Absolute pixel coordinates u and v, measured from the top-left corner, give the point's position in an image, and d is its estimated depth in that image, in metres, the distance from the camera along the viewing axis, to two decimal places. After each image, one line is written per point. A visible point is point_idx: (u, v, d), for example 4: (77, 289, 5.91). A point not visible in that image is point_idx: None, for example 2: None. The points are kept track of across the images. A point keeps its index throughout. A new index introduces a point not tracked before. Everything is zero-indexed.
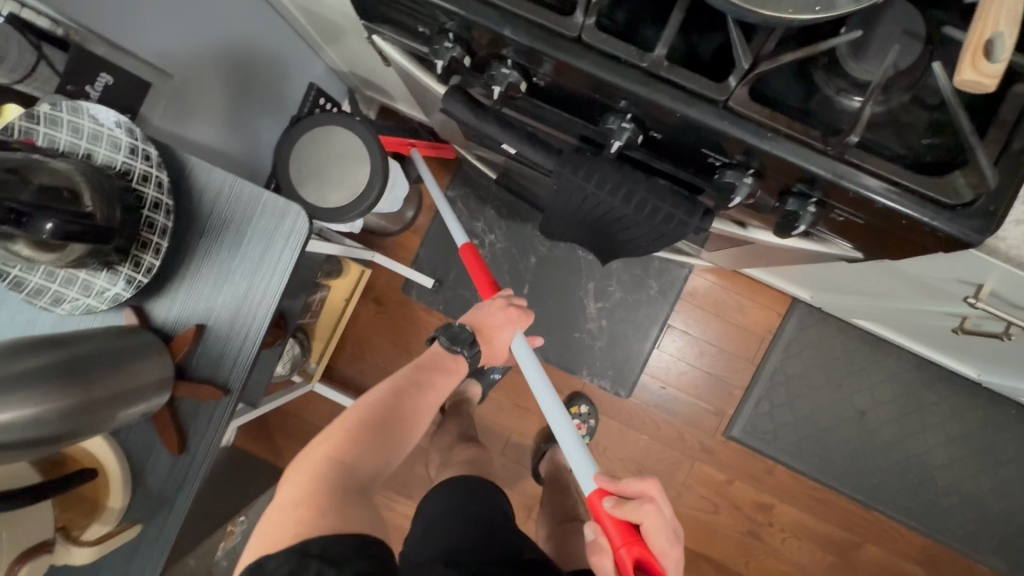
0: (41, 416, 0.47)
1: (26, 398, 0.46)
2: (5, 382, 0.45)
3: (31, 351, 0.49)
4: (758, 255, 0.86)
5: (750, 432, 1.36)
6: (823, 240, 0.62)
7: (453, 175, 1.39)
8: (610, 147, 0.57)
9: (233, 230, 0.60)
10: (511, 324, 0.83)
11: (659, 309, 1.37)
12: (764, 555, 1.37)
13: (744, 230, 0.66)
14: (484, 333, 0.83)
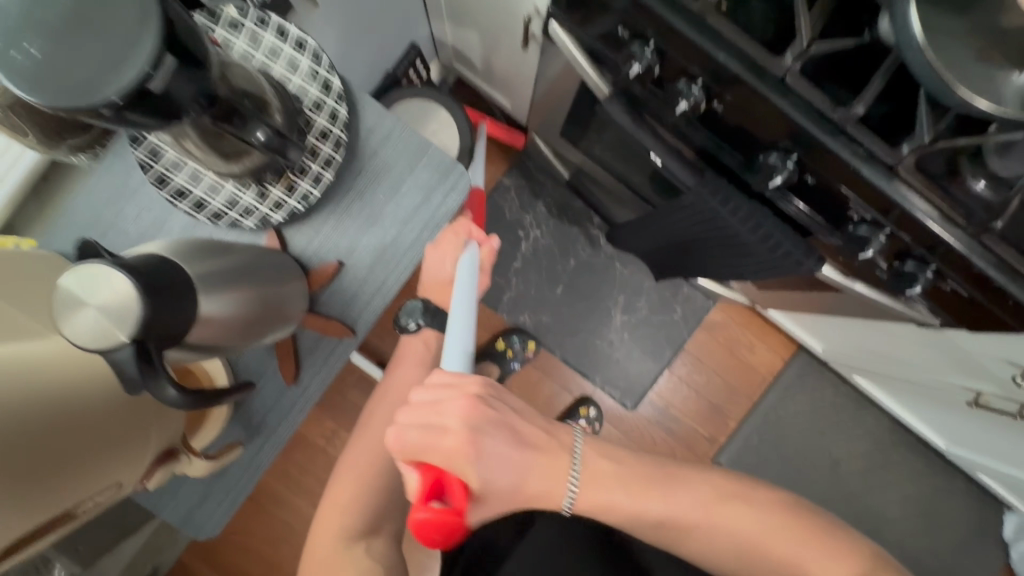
0: (234, 318, 0.45)
1: (226, 297, 0.44)
2: (214, 279, 0.44)
3: (219, 254, 0.47)
4: (815, 302, 0.94)
5: (736, 461, 1.45)
6: (910, 301, 0.70)
7: (512, 164, 1.41)
8: (767, 181, 0.62)
9: (393, 176, 0.61)
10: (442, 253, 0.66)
11: (678, 333, 1.45)
12: None
13: (845, 280, 0.72)
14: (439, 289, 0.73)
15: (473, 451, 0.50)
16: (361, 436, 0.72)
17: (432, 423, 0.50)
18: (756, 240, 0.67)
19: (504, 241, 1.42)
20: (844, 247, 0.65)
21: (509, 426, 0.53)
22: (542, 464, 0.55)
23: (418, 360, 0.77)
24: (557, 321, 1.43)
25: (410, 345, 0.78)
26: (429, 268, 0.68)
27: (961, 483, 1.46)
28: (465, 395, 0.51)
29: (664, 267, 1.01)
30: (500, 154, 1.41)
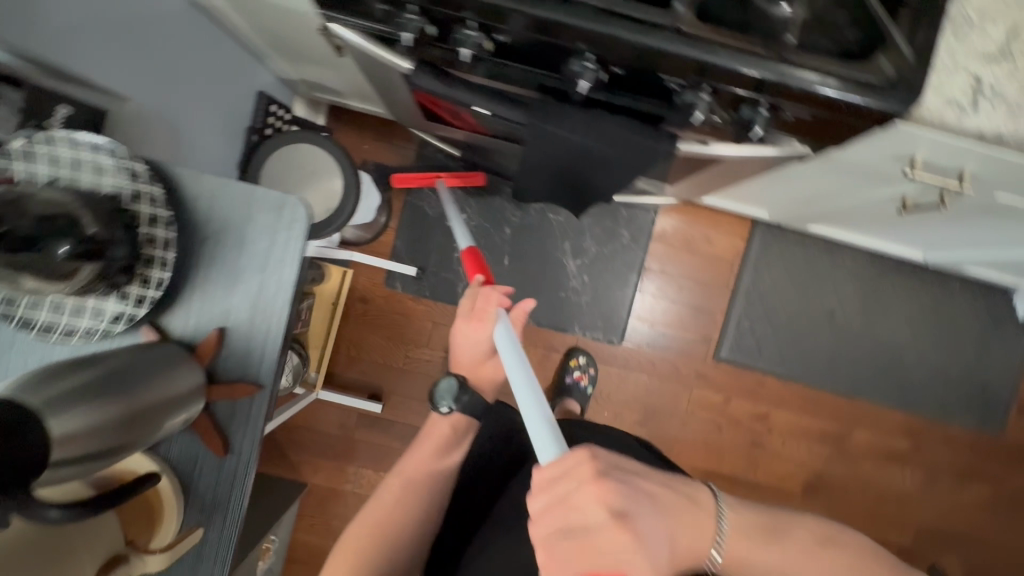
0: (98, 428, 0.47)
1: (78, 413, 0.46)
2: (60, 400, 0.45)
3: (73, 371, 0.49)
4: (718, 174, 0.92)
5: (737, 350, 1.46)
6: (777, 142, 0.68)
7: (413, 162, 1.41)
8: (578, 88, 0.62)
9: (234, 231, 0.62)
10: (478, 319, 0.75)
11: (634, 255, 1.45)
12: (769, 459, 1.48)
13: (708, 147, 0.71)
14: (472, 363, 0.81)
15: (631, 536, 0.44)
16: (387, 505, 0.75)
17: (574, 525, 0.44)
18: (604, 147, 0.67)
19: (438, 238, 1.42)
20: (679, 121, 0.64)
21: (643, 493, 0.49)
22: (681, 521, 0.56)
23: (441, 439, 0.81)
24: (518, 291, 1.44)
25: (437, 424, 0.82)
26: (467, 343, 0.78)
27: (957, 283, 1.45)
28: (594, 480, 0.44)
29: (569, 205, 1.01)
30: (398, 158, 1.41)
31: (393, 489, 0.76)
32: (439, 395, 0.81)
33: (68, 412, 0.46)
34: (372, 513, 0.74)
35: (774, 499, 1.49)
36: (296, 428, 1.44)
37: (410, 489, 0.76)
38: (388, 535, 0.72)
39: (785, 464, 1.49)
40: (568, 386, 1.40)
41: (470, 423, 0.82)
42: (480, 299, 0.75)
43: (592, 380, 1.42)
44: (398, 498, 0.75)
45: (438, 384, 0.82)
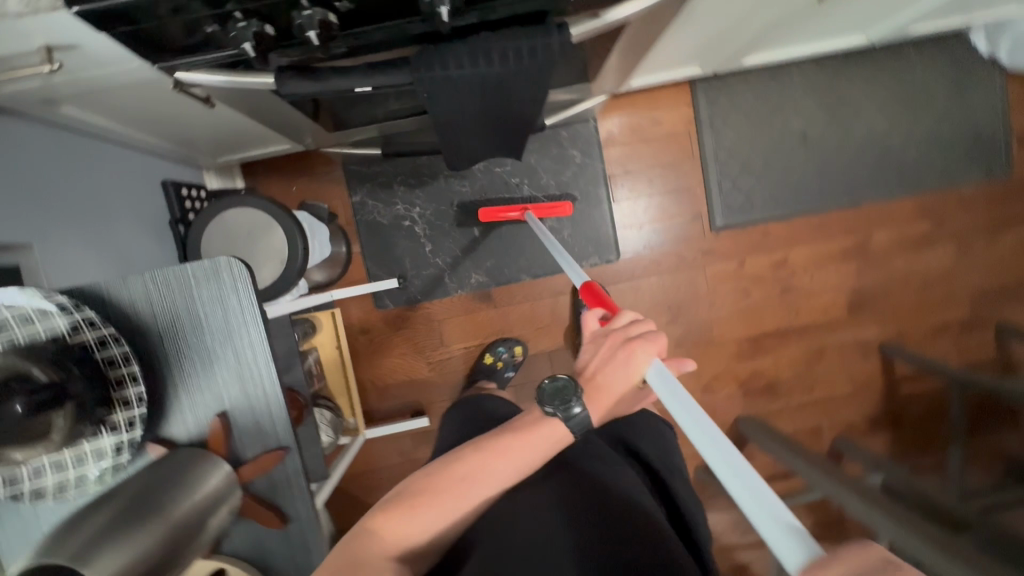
0: (140, 552, 0.49)
1: (115, 547, 0.48)
2: (91, 544, 0.48)
3: (97, 507, 0.51)
4: (630, 45, 0.87)
5: (730, 213, 1.43)
6: None
7: (347, 182, 1.37)
8: (442, 18, 0.57)
9: (184, 317, 0.59)
10: (632, 366, 0.62)
11: (594, 169, 1.41)
12: (804, 299, 1.47)
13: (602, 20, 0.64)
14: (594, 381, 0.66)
15: None
16: (459, 484, 0.63)
17: None
18: (497, 70, 0.63)
19: (405, 242, 1.39)
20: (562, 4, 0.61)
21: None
22: None
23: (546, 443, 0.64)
24: (502, 255, 1.41)
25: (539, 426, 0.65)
26: (602, 374, 0.65)
27: (909, 49, 1.40)
28: (847, 559, 0.38)
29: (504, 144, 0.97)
30: (331, 184, 1.37)
31: (478, 465, 0.63)
32: (550, 395, 0.65)
33: (105, 551, 0.48)
34: (445, 495, 0.62)
35: (826, 332, 1.48)
36: (362, 474, 1.45)
37: (501, 474, 0.63)
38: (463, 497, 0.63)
39: (822, 295, 1.47)
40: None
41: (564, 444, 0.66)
42: (640, 336, 0.63)
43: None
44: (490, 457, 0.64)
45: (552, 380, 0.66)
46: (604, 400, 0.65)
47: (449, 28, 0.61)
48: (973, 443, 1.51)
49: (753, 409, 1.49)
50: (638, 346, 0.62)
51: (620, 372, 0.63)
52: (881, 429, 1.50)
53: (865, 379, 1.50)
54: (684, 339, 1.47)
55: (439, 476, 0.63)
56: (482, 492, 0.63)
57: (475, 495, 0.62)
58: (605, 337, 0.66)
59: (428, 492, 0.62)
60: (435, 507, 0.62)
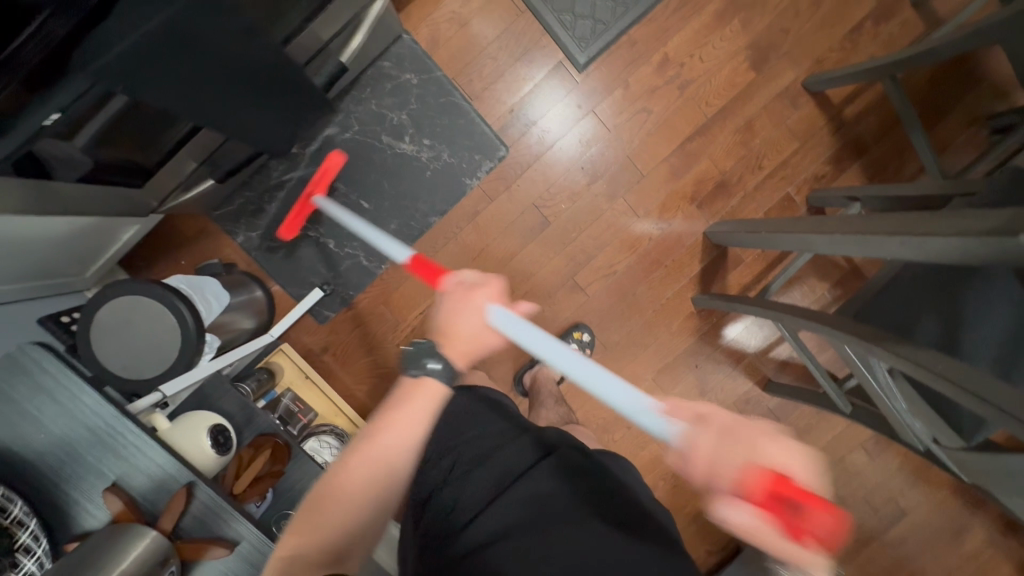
0: None
1: None
2: None
3: None
4: None
5: (587, 44, 1.33)
6: None
7: (225, 228, 1.33)
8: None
9: (22, 422, 0.60)
10: (476, 307, 0.68)
11: (434, 80, 1.32)
12: (706, 84, 1.37)
13: None
14: (445, 330, 0.69)
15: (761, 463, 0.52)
16: (358, 476, 0.63)
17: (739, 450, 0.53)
18: (164, 18, 0.58)
19: (308, 250, 1.35)
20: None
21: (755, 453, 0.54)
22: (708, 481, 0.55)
23: (427, 406, 0.68)
24: (401, 212, 1.35)
25: (422, 404, 0.68)
26: (452, 325, 0.69)
27: None
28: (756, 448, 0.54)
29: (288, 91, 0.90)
30: (213, 238, 1.33)
31: (370, 445, 0.64)
32: (412, 358, 0.69)
33: None
34: (351, 477, 0.63)
35: (744, 103, 1.39)
36: None
37: (404, 440, 0.65)
38: (369, 479, 0.63)
39: (720, 70, 1.37)
40: None
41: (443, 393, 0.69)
42: (480, 283, 0.70)
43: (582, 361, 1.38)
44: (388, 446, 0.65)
45: (413, 344, 0.69)
46: (459, 348, 0.68)
47: (89, 5, 0.56)
48: (947, 124, 1.39)
49: (715, 216, 1.42)
50: (478, 292, 0.69)
51: (466, 315, 0.68)
52: (848, 164, 1.41)
53: (806, 126, 1.40)
54: (615, 189, 1.40)
55: (340, 467, 0.64)
56: (391, 467, 0.64)
57: (372, 473, 0.63)
58: (448, 296, 0.71)
59: (344, 478, 0.63)
60: (357, 491, 0.62)
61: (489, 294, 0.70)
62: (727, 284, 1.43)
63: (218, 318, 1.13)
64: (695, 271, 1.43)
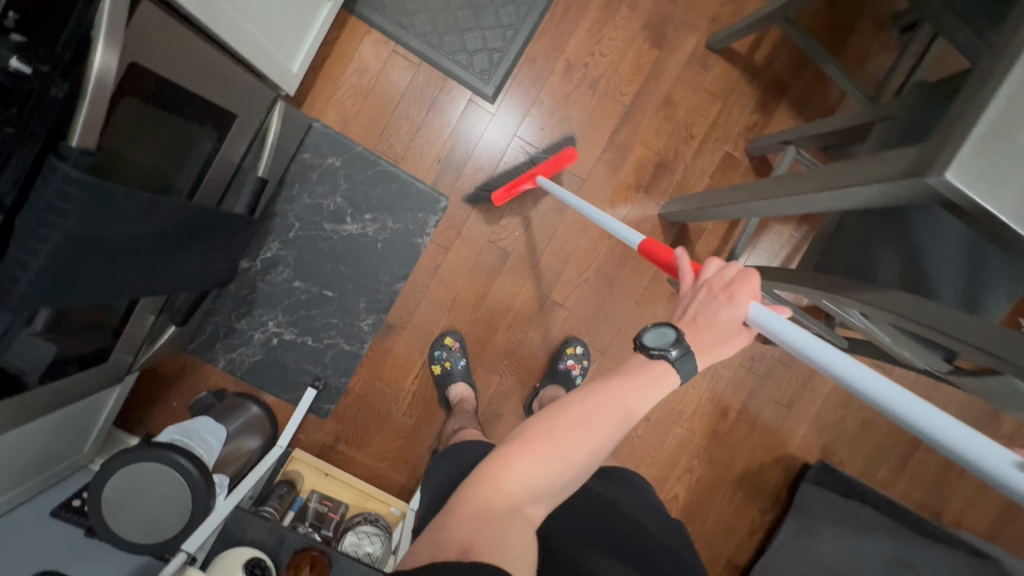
0: None
1: None
2: None
3: None
4: (198, 66, 0.81)
5: (490, 76, 1.34)
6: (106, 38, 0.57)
7: (204, 358, 1.34)
8: None
9: None
10: (732, 305, 0.69)
11: (356, 156, 1.33)
12: (615, 76, 1.38)
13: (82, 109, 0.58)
14: (687, 323, 0.70)
15: None
16: (577, 427, 0.61)
17: None
18: (60, 232, 0.59)
19: (289, 353, 1.36)
20: (44, 126, 0.57)
21: None
22: None
23: (645, 382, 0.66)
24: (365, 288, 1.36)
25: (645, 377, 0.66)
26: (702, 316, 0.70)
27: None
28: None
29: (206, 226, 0.91)
30: (196, 372, 1.34)
31: (596, 406, 0.63)
32: (655, 341, 0.67)
33: None
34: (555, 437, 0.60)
35: (657, 81, 1.40)
36: None
37: (619, 415, 0.63)
38: (579, 444, 0.60)
39: (625, 57, 1.38)
40: (559, 373, 1.40)
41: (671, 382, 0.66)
42: (735, 277, 0.70)
43: (582, 373, 1.40)
44: (607, 419, 0.62)
45: (655, 327, 0.68)
46: (706, 340, 0.68)
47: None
48: (856, 40, 1.40)
49: (665, 195, 1.42)
50: (738, 288, 0.69)
51: (721, 312, 0.69)
52: (774, 106, 1.42)
53: (723, 83, 1.41)
54: (562, 200, 1.40)
55: (560, 414, 0.62)
56: (599, 438, 0.61)
57: (590, 441, 0.61)
58: (701, 290, 0.72)
59: (553, 431, 0.60)
60: (555, 452, 0.59)
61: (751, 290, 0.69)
62: (697, 255, 1.44)
63: (222, 453, 1.15)
64: None
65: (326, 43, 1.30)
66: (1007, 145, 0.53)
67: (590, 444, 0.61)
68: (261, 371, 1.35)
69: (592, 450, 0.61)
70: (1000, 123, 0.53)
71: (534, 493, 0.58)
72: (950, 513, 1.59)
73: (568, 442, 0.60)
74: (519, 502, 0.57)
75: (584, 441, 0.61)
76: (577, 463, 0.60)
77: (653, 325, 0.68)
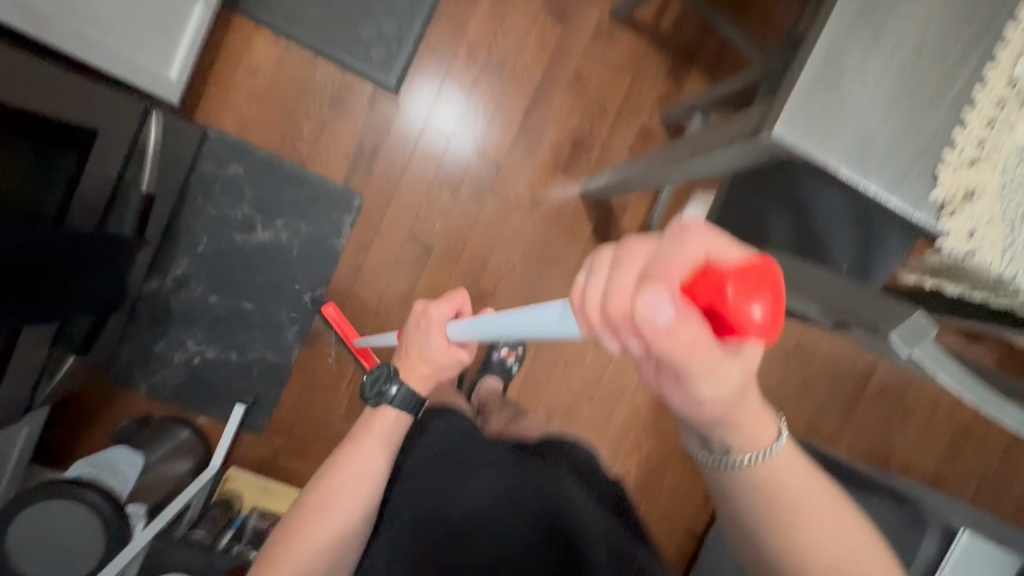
0: None
1: None
2: None
3: None
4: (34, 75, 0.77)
5: (390, 66, 1.30)
6: None
7: (125, 385, 1.29)
8: None
9: None
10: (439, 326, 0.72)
11: (259, 162, 1.28)
12: (520, 55, 1.35)
13: None
14: (406, 356, 0.76)
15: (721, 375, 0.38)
16: (326, 508, 0.69)
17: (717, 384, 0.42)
18: None
19: (213, 370, 1.32)
20: None
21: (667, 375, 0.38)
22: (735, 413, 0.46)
23: (380, 434, 0.75)
24: (286, 296, 1.33)
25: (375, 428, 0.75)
26: (417, 344, 0.75)
27: None
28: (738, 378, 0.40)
29: (77, 253, 0.86)
30: (117, 400, 1.30)
31: (337, 481, 0.70)
32: (370, 387, 0.75)
33: None
34: (310, 532, 0.67)
35: (564, 58, 1.37)
36: None
37: (360, 476, 0.71)
38: (330, 519, 0.68)
39: (529, 35, 1.35)
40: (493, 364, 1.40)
41: (404, 421, 0.76)
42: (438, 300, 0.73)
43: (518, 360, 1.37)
44: (349, 486, 0.70)
45: (373, 372, 0.77)
46: (419, 368, 0.75)
47: None
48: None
49: (585, 173, 1.40)
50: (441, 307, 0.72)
51: (431, 338, 0.73)
52: (685, 73, 1.40)
53: (632, 53, 1.39)
54: (479, 187, 1.37)
55: (311, 498, 0.70)
56: (347, 508, 0.69)
57: (339, 510, 0.69)
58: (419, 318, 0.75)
59: (306, 519, 0.68)
60: (309, 537, 0.67)
61: (456, 305, 0.73)
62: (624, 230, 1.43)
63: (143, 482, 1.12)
64: (589, 232, 1.42)
65: (215, 47, 1.25)
66: (835, 98, 0.54)
67: (342, 515, 0.69)
68: (187, 392, 1.31)
69: (345, 520, 0.69)
70: (824, 77, 0.54)
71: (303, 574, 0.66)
72: (897, 459, 1.62)
73: (319, 524, 0.68)
74: None
75: (331, 517, 0.68)
76: (335, 536, 0.68)
77: (375, 373, 0.76)
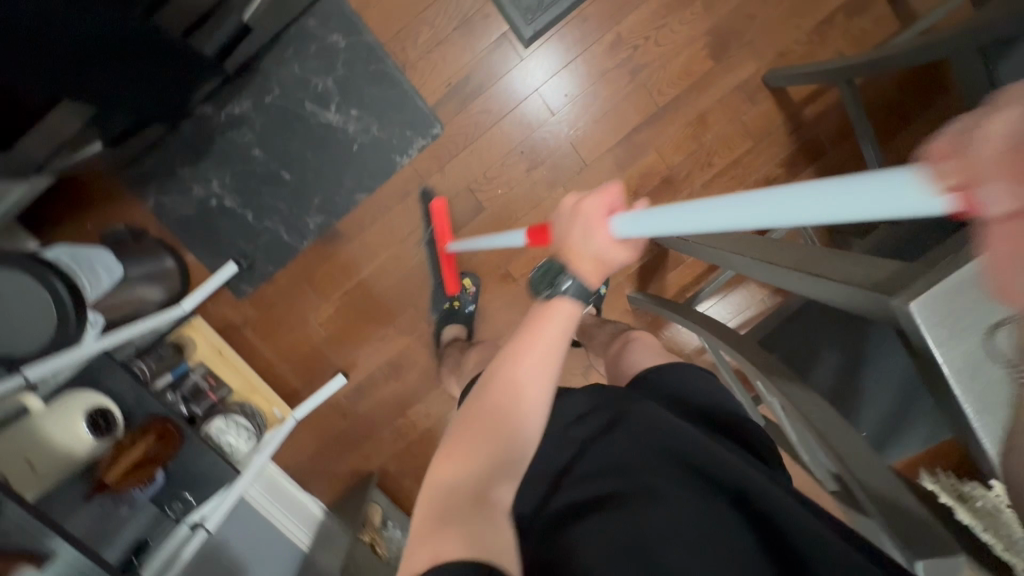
0: None
1: None
2: None
3: None
4: None
5: (534, 18, 1.22)
6: None
7: (135, 191, 1.24)
8: None
9: None
10: (599, 220, 0.64)
11: (363, 46, 1.21)
12: (660, 70, 1.28)
13: None
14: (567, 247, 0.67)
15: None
16: (503, 399, 0.59)
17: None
18: None
19: (224, 219, 1.27)
20: None
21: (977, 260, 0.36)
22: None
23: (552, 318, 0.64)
24: (325, 185, 1.27)
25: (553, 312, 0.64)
26: (574, 239, 0.66)
27: None
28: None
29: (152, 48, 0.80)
30: (122, 201, 1.25)
31: (513, 364, 0.61)
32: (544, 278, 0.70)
33: None
34: (495, 425, 0.57)
35: (699, 94, 1.30)
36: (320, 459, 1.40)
37: (542, 356, 0.61)
38: (512, 402, 0.58)
39: (678, 56, 1.28)
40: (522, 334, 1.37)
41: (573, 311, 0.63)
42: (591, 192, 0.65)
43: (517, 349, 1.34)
44: (528, 362, 0.60)
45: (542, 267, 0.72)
46: (587, 264, 0.65)
47: None
48: (907, 135, 1.32)
49: None
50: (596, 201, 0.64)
51: (593, 232, 0.64)
52: (802, 168, 1.34)
53: (763, 123, 1.32)
54: (556, 175, 1.31)
55: (486, 393, 0.60)
56: (529, 399, 0.59)
57: (522, 386, 0.59)
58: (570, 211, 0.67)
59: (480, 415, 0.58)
60: (481, 439, 0.56)
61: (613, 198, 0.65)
62: (665, 284, 1.39)
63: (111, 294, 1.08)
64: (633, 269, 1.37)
65: None
66: None
67: (511, 409, 0.58)
68: (190, 226, 1.27)
69: (528, 407, 0.59)
70: None
71: (482, 474, 0.54)
72: None
73: (492, 418, 0.58)
74: (475, 485, 0.53)
75: (502, 405, 0.58)
76: (515, 422, 0.58)
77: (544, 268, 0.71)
